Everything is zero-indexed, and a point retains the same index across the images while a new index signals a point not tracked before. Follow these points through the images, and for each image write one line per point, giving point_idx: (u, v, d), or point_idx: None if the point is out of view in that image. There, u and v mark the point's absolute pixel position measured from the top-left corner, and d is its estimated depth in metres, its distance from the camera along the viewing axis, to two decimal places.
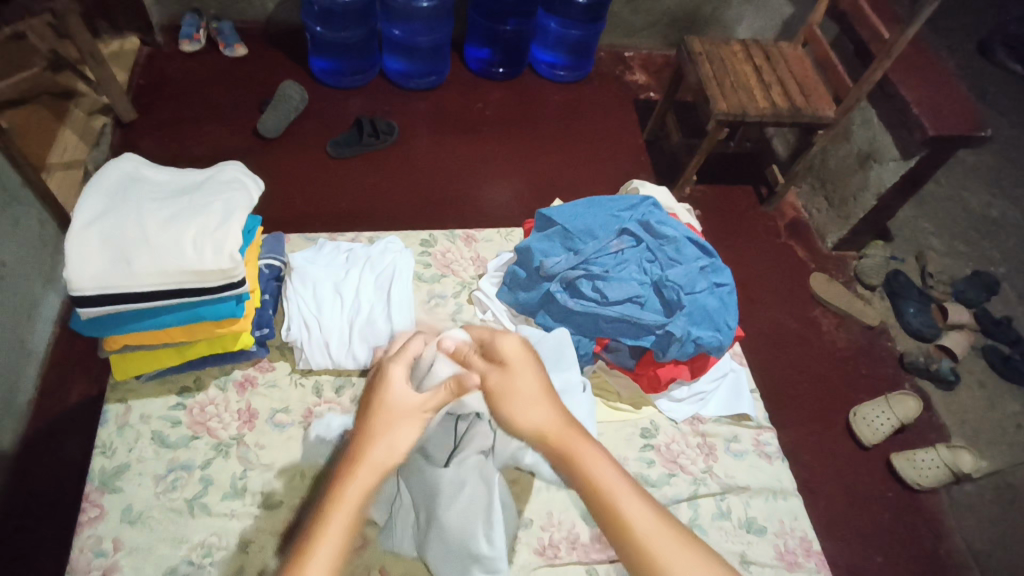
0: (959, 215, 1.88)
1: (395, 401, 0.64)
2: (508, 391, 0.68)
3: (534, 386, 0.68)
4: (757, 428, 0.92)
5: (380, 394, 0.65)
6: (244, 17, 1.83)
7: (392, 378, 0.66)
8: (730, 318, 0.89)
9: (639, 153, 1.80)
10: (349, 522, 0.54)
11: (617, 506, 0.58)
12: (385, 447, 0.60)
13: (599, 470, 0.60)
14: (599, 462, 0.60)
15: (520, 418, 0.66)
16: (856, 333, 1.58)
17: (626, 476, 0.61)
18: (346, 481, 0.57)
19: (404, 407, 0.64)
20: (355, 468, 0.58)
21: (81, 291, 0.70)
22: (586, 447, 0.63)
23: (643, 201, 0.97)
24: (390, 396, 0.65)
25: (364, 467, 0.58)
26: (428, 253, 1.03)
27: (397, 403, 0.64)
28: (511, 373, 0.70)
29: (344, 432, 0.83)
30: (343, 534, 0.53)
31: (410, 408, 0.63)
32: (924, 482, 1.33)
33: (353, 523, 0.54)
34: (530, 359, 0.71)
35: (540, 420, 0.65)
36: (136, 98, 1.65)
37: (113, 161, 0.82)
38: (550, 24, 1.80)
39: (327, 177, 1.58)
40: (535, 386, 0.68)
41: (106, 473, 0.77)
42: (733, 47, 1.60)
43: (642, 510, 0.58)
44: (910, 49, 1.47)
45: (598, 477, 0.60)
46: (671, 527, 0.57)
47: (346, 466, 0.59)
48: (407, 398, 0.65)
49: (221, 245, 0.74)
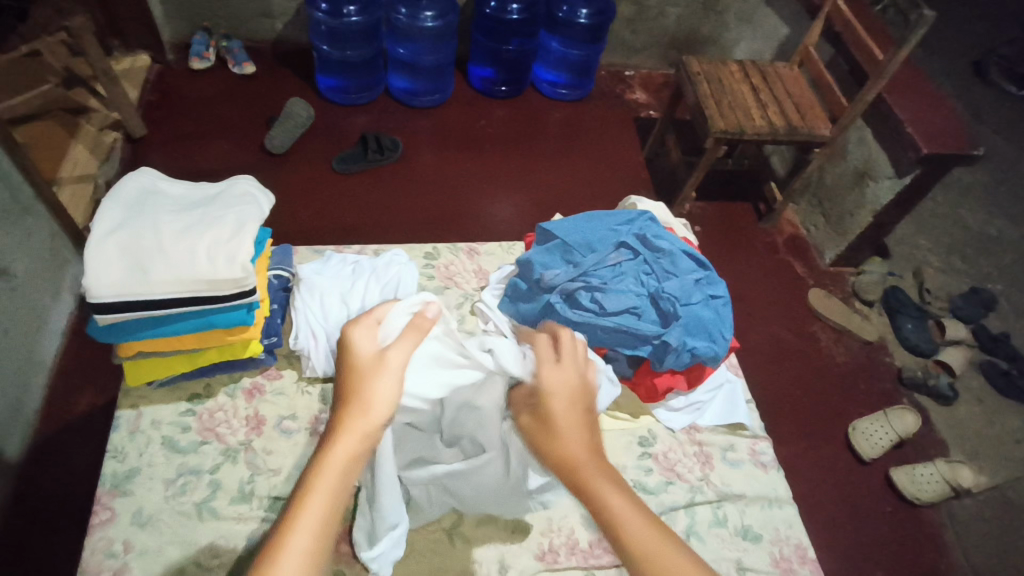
0: (956, 232, 1.90)
1: (373, 366, 0.71)
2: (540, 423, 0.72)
3: (567, 415, 0.71)
4: (753, 437, 0.94)
5: (355, 360, 0.72)
6: (253, 36, 1.88)
7: (366, 343, 0.73)
8: (725, 329, 0.90)
9: (638, 169, 1.84)
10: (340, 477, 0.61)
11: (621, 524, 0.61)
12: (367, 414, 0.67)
13: (610, 496, 0.63)
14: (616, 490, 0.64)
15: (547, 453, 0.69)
16: (854, 348, 1.60)
17: (638, 502, 0.64)
18: (335, 443, 0.64)
19: (375, 366, 0.71)
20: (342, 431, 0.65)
21: (99, 299, 0.72)
22: (603, 476, 0.65)
23: (640, 216, 0.99)
24: (364, 359, 0.72)
25: (350, 430, 0.65)
26: (431, 265, 1.06)
27: (371, 366, 0.71)
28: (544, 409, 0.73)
29: None
30: (333, 488, 0.60)
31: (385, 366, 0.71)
32: (924, 496, 1.33)
33: (343, 481, 0.61)
34: (567, 397, 0.73)
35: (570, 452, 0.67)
36: (146, 114, 1.69)
37: (131, 174, 0.85)
38: (552, 43, 1.84)
39: (333, 193, 1.61)
40: (566, 418, 0.71)
41: (117, 477, 0.79)
42: (730, 67, 1.64)
43: (645, 528, 0.61)
44: (903, 70, 1.51)
45: (611, 502, 0.63)
46: (673, 546, 0.60)
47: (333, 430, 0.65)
48: (381, 361, 0.72)
49: (233, 255, 0.77)
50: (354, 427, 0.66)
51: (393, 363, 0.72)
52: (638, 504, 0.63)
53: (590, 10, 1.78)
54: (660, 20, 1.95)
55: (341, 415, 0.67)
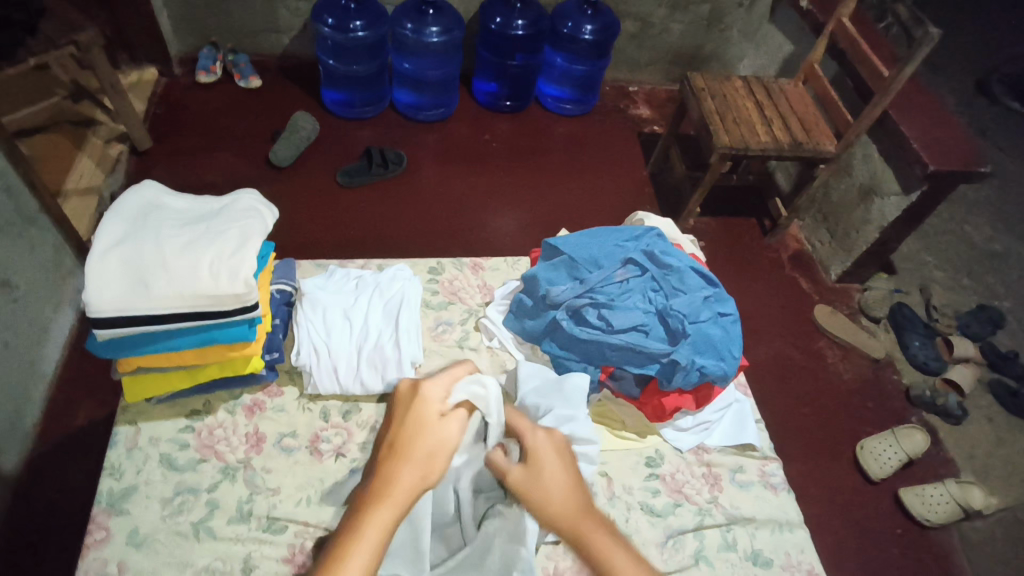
0: (962, 249, 1.89)
1: (426, 421, 0.73)
2: (531, 485, 0.73)
3: (558, 473, 0.74)
4: (763, 458, 0.92)
5: (414, 411, 0.73)
6: (259, 50, 1.89)
7: (427, 399, 0.75)
8: (734, 347, 0.89)
9: (643, 184, 1.83)
10: (381, 539, 0.62)
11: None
12: (417, 472, 0.68)
13: (616, 555, 0.68)
14: (615, 547, 0.68)
15: (541, 510, 0.72)
16: (861, 365, 1.58)
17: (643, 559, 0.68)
18: (385, 498, 0.65)
19: (432, 421, 0.73)
20: (387, 490, 0.66)
21: (99, 313, 0.71)
22: (602, 532, 0.70)
23: (647, 232, 0.98)
24: (427, 416, 0.73)
25: (401, 490, 0.66)
26: (435, 280, 1.05)
27: (429, 421, 0.73)
28: (534, 471, 0.74)
29: (362, 454, 0.85)
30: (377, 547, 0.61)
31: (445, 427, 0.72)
32: (934, 518, 1.31)
33: (381, 543, 0.62)
34: (554, 455, 0.76)
35: (563, 507, 0.71)
36: (151, 127, 1.69)
37: (134, 188, 0.85)
38: (556, 59, 1.86)
39: (336, 207, 1.61)
40: (561, 479, 0.74)
41: (113, 496, 0.78)
42: (735, 83, 1.64)
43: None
44: (908, 87, 1.50)
45: (613, 558, 0.67)
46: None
47: (380, 488, 0.66)
48: (438, 422, 0.73)
49: (236, 270, 0.76)
50: (403, 486, 0.67)
51: (451, 428, 0.73)
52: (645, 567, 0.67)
53: (595, 27, 1.75)
54: (664, 36, 1.96)
55: (388, 471, 0.68)
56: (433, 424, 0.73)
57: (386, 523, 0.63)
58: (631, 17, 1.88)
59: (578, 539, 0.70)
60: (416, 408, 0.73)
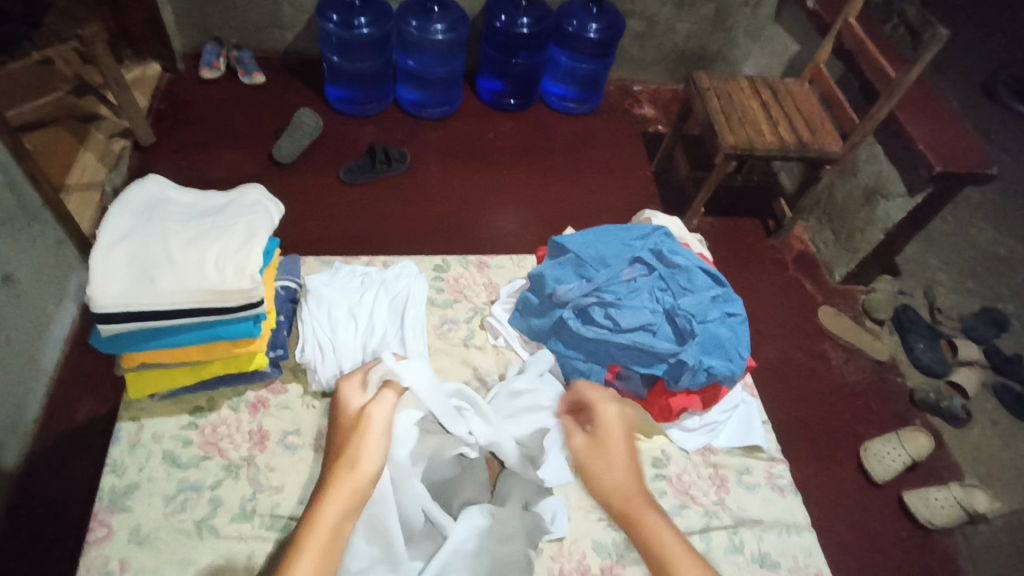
0: (967, 251, 1.88)
1: (348, 420, 0.77)
2: (597, 454, 0.82)
3: (617, 449, 0.82)
4: (769, 460, 0.91)
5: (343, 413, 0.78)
6: (262, 46, 1.88)
7: (348, 399, 0.79)
8: (742, 348, 0.89)
9: (647, 184, 1.82)
10: (328, 536, 0.67)
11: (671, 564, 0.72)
12: (354, 470, 0.72)
13: (664, 534, 0.74)
14: (659, 520, 0.75)
15: (597, 482, 0.81)
16: (865, 367, 1.57)
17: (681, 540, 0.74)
18: (326, 500, 0.70)
19: (355, 415, 0.77)
20: (331, 489, 0.70)
21: (103, 308, 0.71)
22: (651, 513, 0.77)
23: (655, 231, 0.98)
24: (351, 412, 0.78)
25: (340, 492, 0.70)
26: (441, 278, 1.05)
27: (353, 417, 0.77)
28: (600, 444, 0.83)
29: None
30: (322, 545, 0.66)
31: (369, 419, 0.76)
32: (938, 521, 1.30)
33: (329, 543, 0.67)
34: (624, 440, 0.83)
35: (616, 485, 0.79)
36: (154, 123, 1.69)
37: (139, 183, 0.84)
38: (561, 58, 1.85)
39: (339, 204, 1.60)
40: (622, 462, 0.81)
41: (116, 492, 0.77)
42: (741, 83, 1.63)
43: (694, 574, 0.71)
44: (914, 88, 1.50)
45: (655, 531, 0.75)
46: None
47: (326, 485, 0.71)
48: (363, 413, 0.77)
49: (242, 266, 0.75)
50: (347, 484, 0.71)
51: (375, 419, 0.76)
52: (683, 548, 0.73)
53: (600, 26, 1.75)
54: (670, 35, 1.95)
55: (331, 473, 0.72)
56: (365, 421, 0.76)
57: (329, 522, 0.68)
58: (636, 16, 1.87)
59: (624, 513, 0.77)
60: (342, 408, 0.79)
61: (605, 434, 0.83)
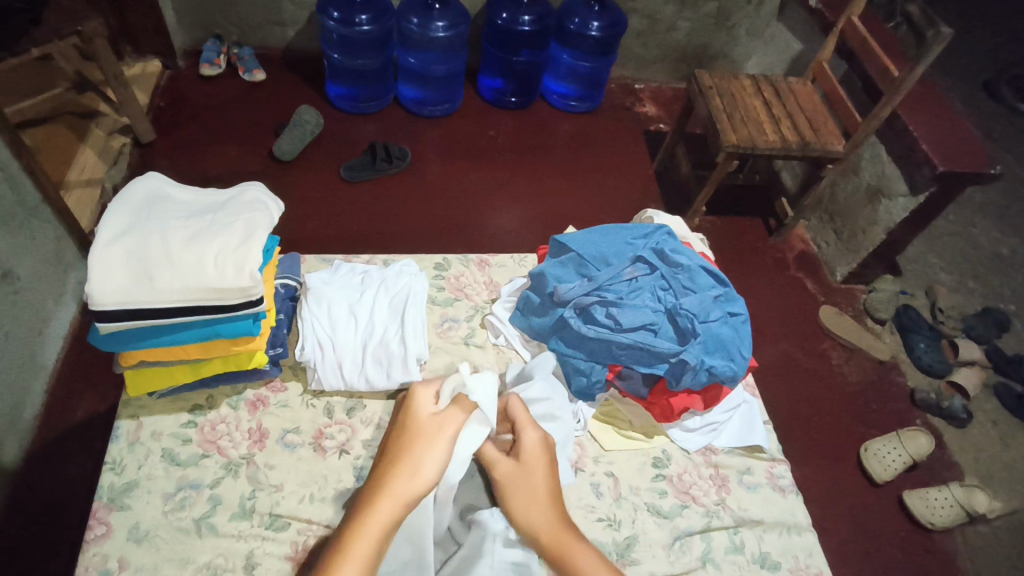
0: (968, 251, 1.88)
1: (420, 423, 0.76)
2: (523, 489, 0.75)
3: (539, 476, 0.76)
4: (770, 460, 0.91)
5: (409, 416, 0.77)
6: (263, 43, 1.87)
7: (418, 402, 0.78)
8: (744, 347, 0.88)
9: (648, 182, 1.82)
10: (378, 536, 0.66)
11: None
12: (407, 475, 0.71)
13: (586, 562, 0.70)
14: (590, 558, 0.70)
15: (520, 521, 0.73)
16: (866, 367, 1.57)
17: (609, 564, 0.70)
18: (378, 503, 0.68)
19: (428, 423, 0.75)
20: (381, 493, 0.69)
21: (102, 306, 0.71)
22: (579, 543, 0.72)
23: (657, 230, 0.97)
24: (419, 418, 0.76)
25: (392, 496, 0.69)
26: (442, 276, 1.04)
27: (426, 425, 0.75)
28: (523, 471, 0.76)
29: (364, 451, 0.84)
30: (365, 549, 0.64)
31: (438, 428, 0.75)
32: (938, 522, 1.30)
33: (373, 549, 0.65)
34: (546, 466, 0.77)
35: (539, 520, 0.73)
36: (155, 120, 1.68)
37: (138, 180, 0.84)
38: (562, 55, 1.84)
39: (340, 201, 1.60)
40: (539, 486, 0.75)
41: (114, 490, 0.77)
42: (743, 81, 1.62)
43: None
44: (916, 87, 1.49)
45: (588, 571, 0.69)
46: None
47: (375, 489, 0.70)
48: (433, 421, 0.76)
49: (241, 264, 0.75)
50: (394, 491, 0.69)
51: (443, 428, 0.75)
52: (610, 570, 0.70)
53: (602, 24, 1.74)
54: (672, 33, 1.94)
55: (383, 474, 0.71)
56: (429, 428, 0.75)
57: (380, 527, 0.66)
58: (638, 14, 1.86)
59: (553, 550, 0.71)
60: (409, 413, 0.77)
61: (525, 460, 0.77)
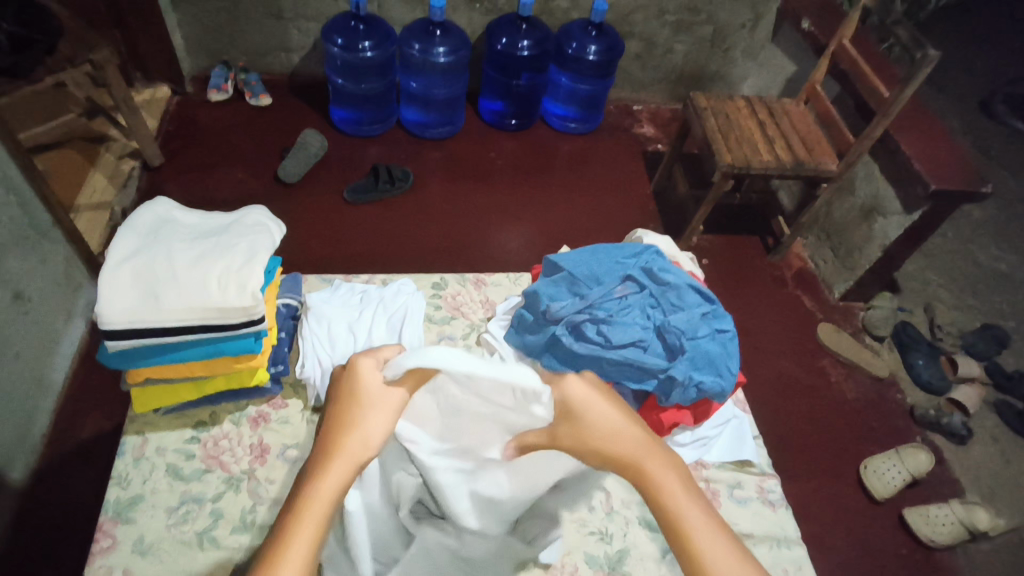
0: (967, 267, 1.89)
1: (370, 393, 0.64)
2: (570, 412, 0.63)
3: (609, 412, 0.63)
4: (761, 474, 0.92)
5: (354, 386, 0.65)
6: (270, 69, 1.93)
7: (361, 370, 0.66)
8: (732, 364, 0.90)
9: (647, 202, 1.85)
10: (322, 521, 0.55)
11: (701, 552, 0.55)
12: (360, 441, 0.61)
13: (687, 510, 0.57)
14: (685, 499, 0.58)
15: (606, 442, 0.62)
16: (865, 383, 1.58)
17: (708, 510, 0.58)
18: (320, 474, 0.58)
19: (376, 396, 0.64)
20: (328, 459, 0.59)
21: (111, 325, 0.73)
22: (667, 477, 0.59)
23: (646, 249, 0.99)
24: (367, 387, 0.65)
25: (340, 462, 0.59)
26: (438, 295, 1.07)
27: (370, 397, 0.64)
28: (591, 395, 0.64)
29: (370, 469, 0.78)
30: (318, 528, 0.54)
31: (383, 404, 0.64)
32: (939, 539, 1.30)
33: (324, 523, 0.55)
34: (595, 389, 0.65)
35: (620, 445, 0.61)
36: (163, 144, 1.73)
37: (147, 204, 0.87)
38: (561, 79, 1.89)
39: (345, 223, 1.63)
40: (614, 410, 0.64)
41: (120, 504, 0.79)
42: (737, 102, 1.66)
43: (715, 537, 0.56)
44: (908, 109, 1.52)
45: (675, 503, 0.58)
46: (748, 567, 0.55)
47: (321, 455, 0.60)
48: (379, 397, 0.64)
49: (244, 284, 0.78)
50: (345, 456, 0.60)
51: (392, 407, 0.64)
52: (709, 518, 0.57)
53: (599, 48, 1.78)
54: (668, 56, 1.99)
55: (330, 436, 0.61)
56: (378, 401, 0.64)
57: (326, 503, 0.56)
58: (635, 38, 1.91)
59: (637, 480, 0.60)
60: (359, 378, 0.65)
61: (590, 392, 0.64)
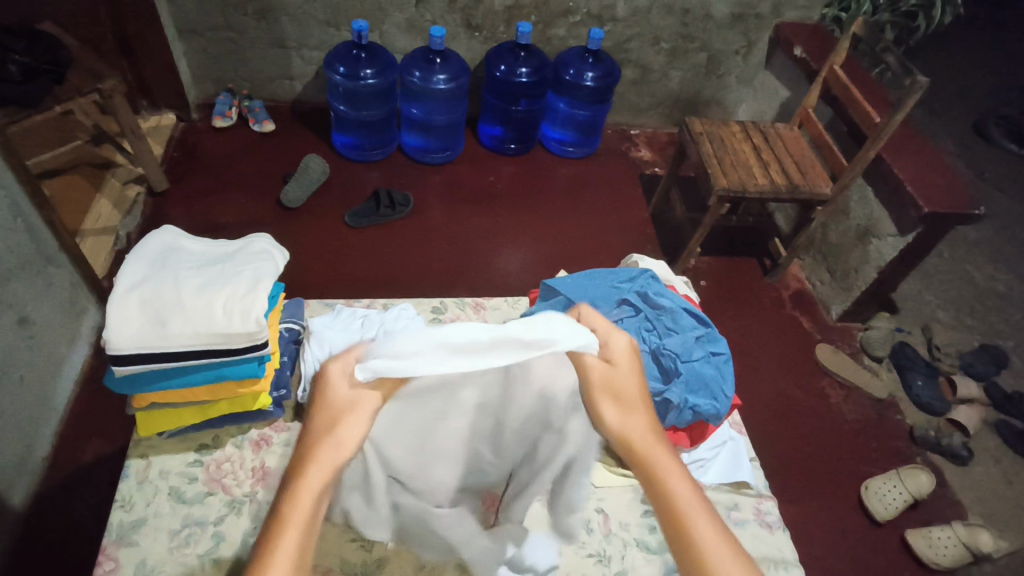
0: (964, 288, 1.91)
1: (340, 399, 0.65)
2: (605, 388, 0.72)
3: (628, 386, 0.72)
4: (757, 496, 0.93)
5: (327, 393, 0.65)
6: (273, 96, 1.97)
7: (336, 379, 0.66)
8: (727, 386, 0.91)
9: (645, 225, 1.87)
10: (306, 525, 0.55)
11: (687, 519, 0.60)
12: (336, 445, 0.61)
13: (676, 486, 0.62)
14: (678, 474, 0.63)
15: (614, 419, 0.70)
16: (864, 405, 1.58)
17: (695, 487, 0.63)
18: (299, 479, 0.57)
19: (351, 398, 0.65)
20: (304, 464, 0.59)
21: (119, 350, 0.75)
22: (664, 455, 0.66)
23: (642, 274, 1.01)
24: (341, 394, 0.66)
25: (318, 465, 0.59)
26: (438, 319, 1.09)
27: (341, 404, 0.65)
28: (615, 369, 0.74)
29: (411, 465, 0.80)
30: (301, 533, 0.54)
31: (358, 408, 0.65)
32: (942, 562, 1.30)
33: (307, 525, 0.55)
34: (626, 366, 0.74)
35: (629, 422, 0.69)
36: (168, 169, 1.76)
37: (155, 232, 0.89)
38: (559, 104, 1.93)
39: (347, 247, 1.65)
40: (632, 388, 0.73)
41: (123, 527, 0.80)
42: (732, 127, 1.69)
43: (711, 530, 0.59)
44: (900, 132, 1.55)
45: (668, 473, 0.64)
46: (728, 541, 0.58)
47: (297, 466, 0.59)
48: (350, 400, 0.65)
49: (248, 310, 0.79)
50: (323, 459, 0.59)
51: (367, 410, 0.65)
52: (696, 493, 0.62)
53: (597, 74, 1.83)
54: (664, 82, 2.03)
55: (310, 446, 0.61)
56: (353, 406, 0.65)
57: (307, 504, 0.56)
58: (631, 64, 1.95)
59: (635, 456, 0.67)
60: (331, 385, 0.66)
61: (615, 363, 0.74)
